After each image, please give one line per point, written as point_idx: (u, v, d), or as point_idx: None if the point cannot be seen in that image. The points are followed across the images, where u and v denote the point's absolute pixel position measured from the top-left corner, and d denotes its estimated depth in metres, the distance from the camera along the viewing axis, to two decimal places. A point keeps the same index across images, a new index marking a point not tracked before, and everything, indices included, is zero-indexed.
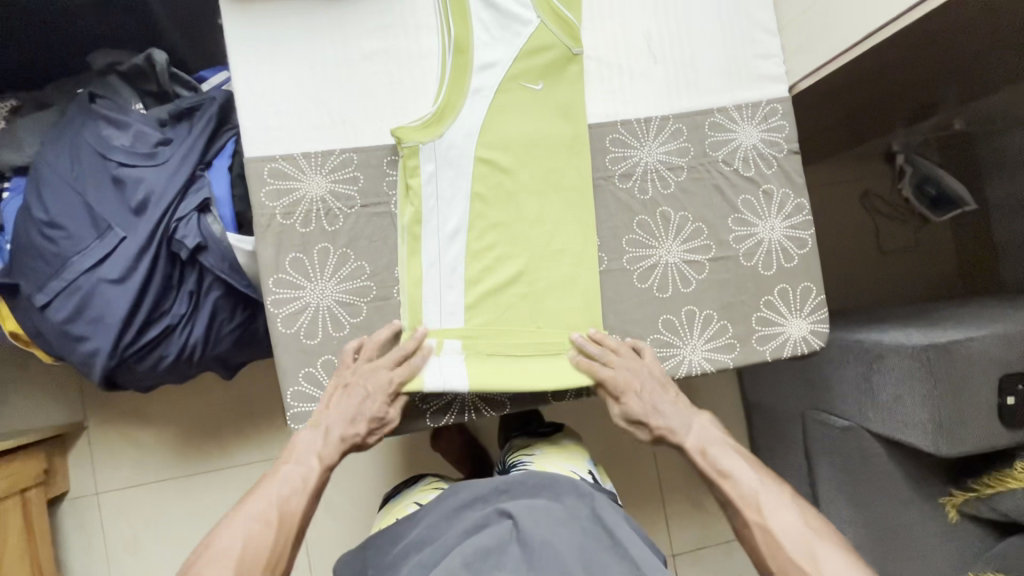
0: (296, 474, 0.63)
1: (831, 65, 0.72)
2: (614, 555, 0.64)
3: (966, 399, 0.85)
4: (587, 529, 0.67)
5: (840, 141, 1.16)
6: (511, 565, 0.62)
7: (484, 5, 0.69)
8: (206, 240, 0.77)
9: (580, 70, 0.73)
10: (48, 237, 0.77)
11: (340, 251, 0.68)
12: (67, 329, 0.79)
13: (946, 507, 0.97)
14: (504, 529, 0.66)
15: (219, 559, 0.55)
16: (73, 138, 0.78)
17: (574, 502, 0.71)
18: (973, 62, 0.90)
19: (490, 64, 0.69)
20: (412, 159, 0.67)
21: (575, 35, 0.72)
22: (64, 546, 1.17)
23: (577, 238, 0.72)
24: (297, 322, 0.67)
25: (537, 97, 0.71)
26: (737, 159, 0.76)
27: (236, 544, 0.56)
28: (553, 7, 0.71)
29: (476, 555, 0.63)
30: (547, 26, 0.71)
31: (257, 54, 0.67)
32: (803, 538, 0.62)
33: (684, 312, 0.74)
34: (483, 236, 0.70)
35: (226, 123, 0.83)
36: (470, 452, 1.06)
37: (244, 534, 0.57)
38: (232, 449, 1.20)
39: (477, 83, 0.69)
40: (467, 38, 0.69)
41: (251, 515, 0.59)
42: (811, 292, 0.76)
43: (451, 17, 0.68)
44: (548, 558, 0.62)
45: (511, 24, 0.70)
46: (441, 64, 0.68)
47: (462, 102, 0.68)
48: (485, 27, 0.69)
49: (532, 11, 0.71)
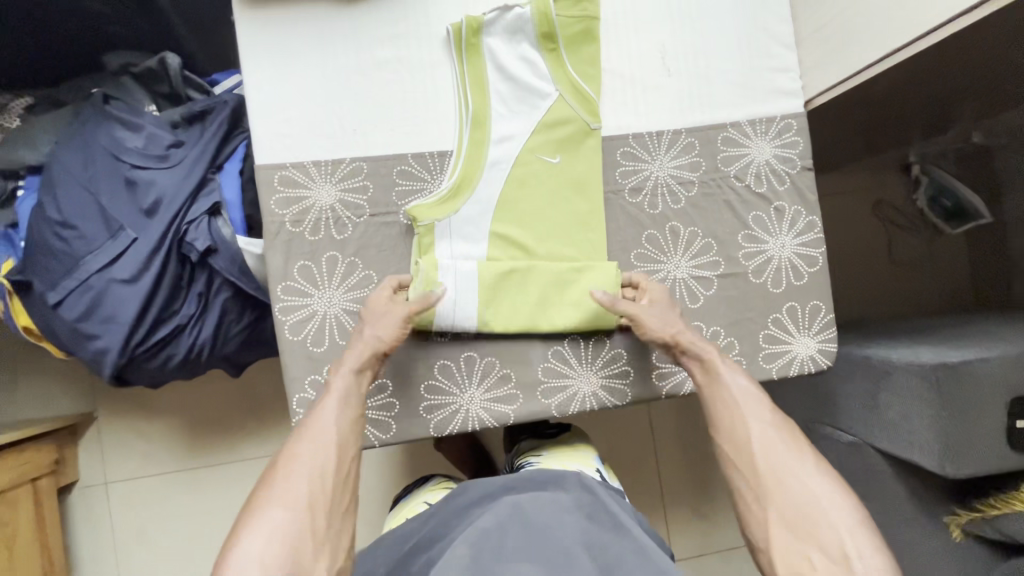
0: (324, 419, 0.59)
1: (853, 81, 0.70)
2: (617, 536, 0.64)
3: (975, 421, 0.84)
4: (592, 516, 0.67)
5: (856, 151, 1.14)
6: (513, 540, 0.61)
7: (503, 77, 0.71)
8: (216, 243, 0.78)
9: (597, 143, 0.72)
10: (60, 236, 0.78)
11: (348, 260, 0.69)
12: (79, 327, 0.80)
13: (951, 526, 0.95)
14: (506, 513, 0.66)
15: (272, 521, 0.51)
16: (87, 138, 0.79)
17: (579, 492, 0.71)
18: (991, 78, 0.88)
19: (508, 136, 0.71)
20: (428, 237, 0.68)
21: (594, 111, 0.72)
22: (73, 533, 1.19)
23: (587, 252, 0.72)
24: (304, 330, 0.68)
25: (553, 169, 0.71)
26: (749, 174, 0.75)
27: (283, 508, 0.52)
28: (573, 82, 0.71)
29: (478, 536, 0.62)
30: (564, 99, 0.71)
31: (270, 61, 0.67)
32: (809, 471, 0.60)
33: (690, 328, 0.73)
34: (492, 245, 0.70)
35: (237, 126, 0.83)
36: (474, 455, 1.07)
37: (296, 477, 0.54)
38: (238, 443, 1.22)
39: (494, 155, 0.70)
40: (485, 111, 0.70)
41: (299, 458, 0.56)
42: (820, 311, 0.75)
43: (470, 88, 0.70)
44: (551, 536, 0.62)
45: (530, 97, 0.71)
46: (459, 135, 0.70)
47: (479, 175, 0.69)
48: (502, 99, 0.71)
49: (551, 83, 0.71)
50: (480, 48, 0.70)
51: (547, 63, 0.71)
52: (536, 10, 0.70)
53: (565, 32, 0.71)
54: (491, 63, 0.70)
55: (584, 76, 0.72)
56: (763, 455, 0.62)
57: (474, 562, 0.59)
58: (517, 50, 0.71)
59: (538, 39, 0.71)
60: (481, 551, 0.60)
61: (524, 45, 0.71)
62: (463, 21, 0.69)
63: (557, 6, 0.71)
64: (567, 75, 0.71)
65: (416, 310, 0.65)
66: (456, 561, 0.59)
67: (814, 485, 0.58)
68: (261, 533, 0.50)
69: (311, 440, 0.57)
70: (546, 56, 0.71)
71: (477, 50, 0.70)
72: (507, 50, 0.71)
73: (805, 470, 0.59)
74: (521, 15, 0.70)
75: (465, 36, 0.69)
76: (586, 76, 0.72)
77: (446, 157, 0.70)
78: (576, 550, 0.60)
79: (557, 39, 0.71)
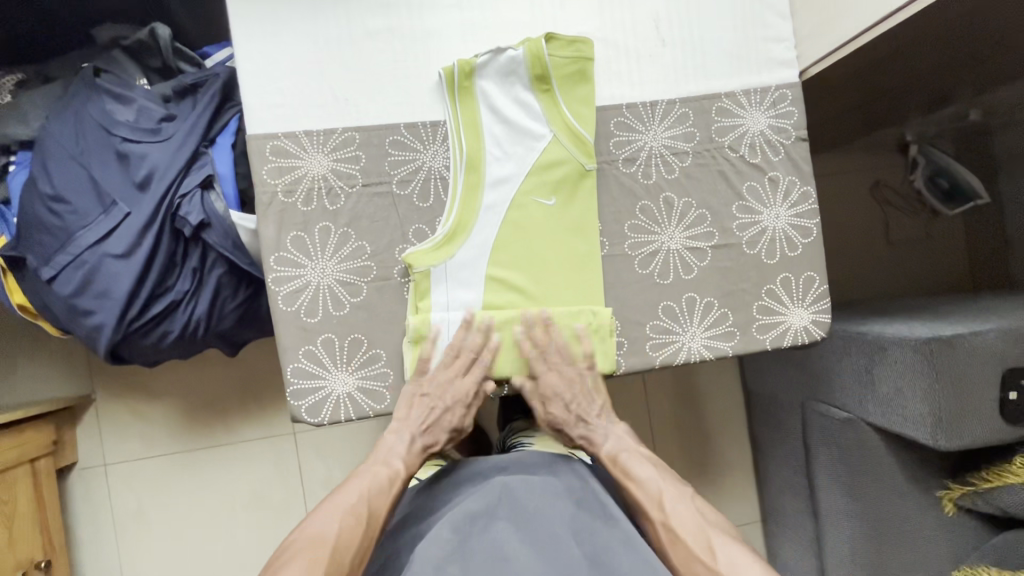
0: (380, 476, 0.68)
1: (858, 41, 0.68)
2: (606, 524, 0.64)
3: (967, 394, 0.84)
4: (582, 501, 0.67)
5: (853, 127, 1.14)
6: (500, 527, 0.63)
7: (498, 119, 0.71)
8: (209, 218, 0.78)
9: (593, 184, 0.72)
10: (53, 211, 0.77)
11: (340, 230, 0.68)
12: (73, 303, 0.80)
13: (943, 501, 0.98)
14: (495, 496, 0.66)
15: (307, 549, 0.59)
16: (78, 112, 0.79)
17: (570, 478, 0.70)
18: (989, 51, 0.88)
19: (504, 178, 0.71)
20: (424, 282, 0.69)
21: (589, 152, 0.71)
22: (72, 514, 1.20)
23: (580, 222, 0.72)
24: (298, 300, 0.68)
25: (549, 212, 0.71)
26: (744, 145, 0.75)
27: (323, 538, 0.60)
28: (568, 121, 0.71)
29: (465, 520, 0.63)
30: (558, 140, 0.71)
31: (260, 30, 0.66)
32: (704, 534, 0.66)
33: (684, 299, 0.73)
34: (484, 217, 0.70)
35: (229, 100, 0.82)
36: (469, 432, 1.07)
37: (338, 525, 0.62)
38: (236, 424, 1.22)
39: (490, 199, 0.70)
40: (479, 152, 0.70)
41: (342, 509, 0.64)
42: (814, 282, 0.75)
43: (465, 130, 0.69)
44: (539, 525, 0.63)
45: (524, 138, 0.71)
46: (453, 180, 0.70)
47: (474, 219, 0.70)
48: (496, 140, 0.71)
49: (545, 124, 0.71)
50: (473, 91, 0.69)
51: (542, 105, 0.71)
52: (529, 51, 0.69)
53: (559, 72, 0.70)
54: (485, 107, 0.70)
55: (578, 115, 0.71)
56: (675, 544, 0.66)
57: (458, 545, 0.61)
58: (511, 92, 0.71)
59: (531, 81, 0.71)
60: (467, 535, 0.62)
61: (517, 89, 0.71)
62: (455, 65, 0.68)
63: (551, 47, 0.70)
64: (561, 115, 0.71)
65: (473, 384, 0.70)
66: (440, 541, 0.61)
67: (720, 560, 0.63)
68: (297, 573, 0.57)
69: (363, 486, 0.67)
70: (541, 97, 0.71)
71: (470, 93, 0.69)
72: (501, 92, 0.70)
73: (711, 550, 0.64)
74: (513, 58, 0.69)
75: (458, 78, 0.68)
76: (580, 116, 0.71)
77: (440, 205, 0.70)
78: (565, 540, 0.62)
79: (551, 81, 0.70)
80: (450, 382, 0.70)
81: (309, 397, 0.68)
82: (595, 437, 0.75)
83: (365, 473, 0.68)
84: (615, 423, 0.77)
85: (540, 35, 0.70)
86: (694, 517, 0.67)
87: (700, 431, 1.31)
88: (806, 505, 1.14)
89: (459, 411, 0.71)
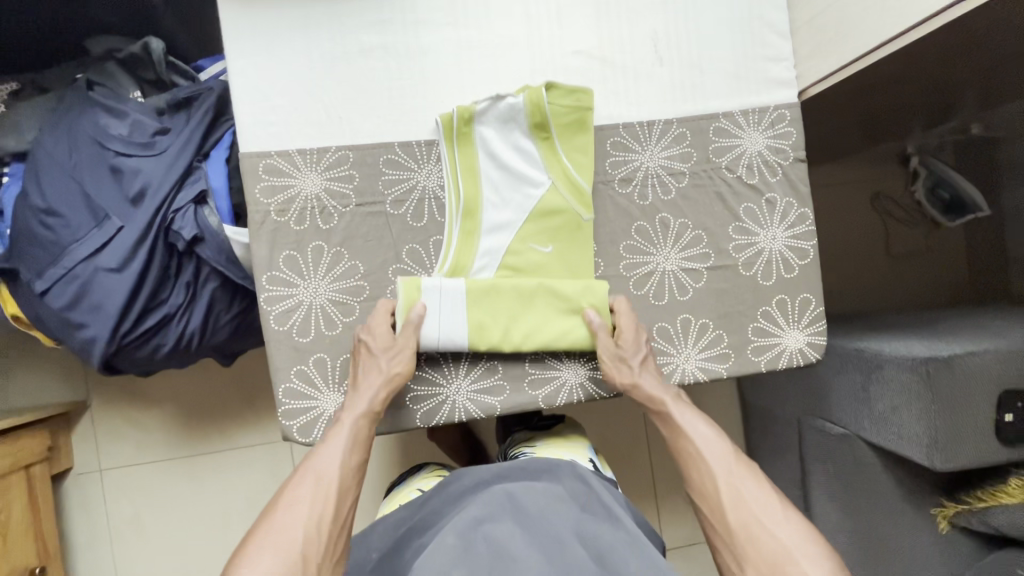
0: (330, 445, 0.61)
1: (860, 62, 0.67)
2: (612, 528, 0.64)
3: (964, 415, 0.84)
4: (587, 507, 0.67)
5: (852, 142, 1.13)
6: (505, 531, 0.61)
7: (495, 165, 0.70)
8: (203, 232, 0.78)
9: (591, 236, 0.71)
10: (46, 225, 0.77)
11: (333, 250, 0.68)
12: (66, 316, 0.79)
13: (937, 518, 0.97)
14: (499, 502, 0.65)
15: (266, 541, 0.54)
16: (71, 126, 0.78)
17: (573, 483, 0.71)
18: (991, 69, 0.87)
19: (500, 225, 0.70)
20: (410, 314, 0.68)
21: (586, 202, 0.71)
22: (67, 519, 1.20)
23: (575, 272, 0.71)
24: (290, 320, 0.67)
25: (545, 259, 0.71)
26: (742, 166, 0.74)
27: (280, 527, 0.54)
28: (566, 170, 0.70)
29: (469, 525, 0.62)
30: (557, 188, 0.71)
31: (252, 47, 0.66)
32: (767, 502, 0.60)
33: (679, 320, 0.73)
34: (480, 264, 0.70)
35: (223, 114, 0.82)
36: (465, 444, 1.07)
37: (293, 508, 0.56)
38: (231, 432, 1.22)
39: (486, 245, 0.70)
40: (476, 200, 0.70)
41: (298, 489, 0.57)
42: (810, 304, 0.75)
43: (460, 175, 0.69)
44: (543, 529, 0.61)
45: (521, 184, 0.71)
46: (448, 230, 0.70)
47: (471, 264, 0.70)
48: (494, 186, 0.71)
49: (544, 172, 0.71)
50: (472, 136, 0.69)
51: (540, 152, 0.71)
52: (529, 99, 0.68)
53: (557, 121, 0.69)
54: (483, 152, 0.70)
55: (575, 164, 0.70)
56: (738, 519, 0.60)
57: (463, 551, 0.59)
58: (510, 138, 0.71)
59: (530, 128, 0.70)
60: (470, 540, 0.60)
61: (511, 116, 0.71)
62: (453, 111, 0.68)
63: (551, 95, 0.69)
64: (561, 164, 0.70)
65: (409, 332, 0.66)
66: (446, 549, 0.59)
67: (782, 532, 0.58)
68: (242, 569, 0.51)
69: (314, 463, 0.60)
70: (539, 145, 0.70)
71: (468, 139, 0.69)
72: (499, 138, 0.70)
73: (772, 519, 0.59)
74: (513, 105, 0.69)
75: (456, 125, 0.68)
76: (578, 166, 0.70)
77: (435, 224, 0.70)
78: (571, 542, 0.60)
79: (551, 129, 0.69)
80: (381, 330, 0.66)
81: (300, 416, 0.68)
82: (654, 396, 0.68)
83: (320, 448, 0.61)
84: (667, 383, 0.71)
85: (541, 83, 0.69)
86: (752, 491, 0.61)
87: None
88: None
89: (392, 355, 0.65)
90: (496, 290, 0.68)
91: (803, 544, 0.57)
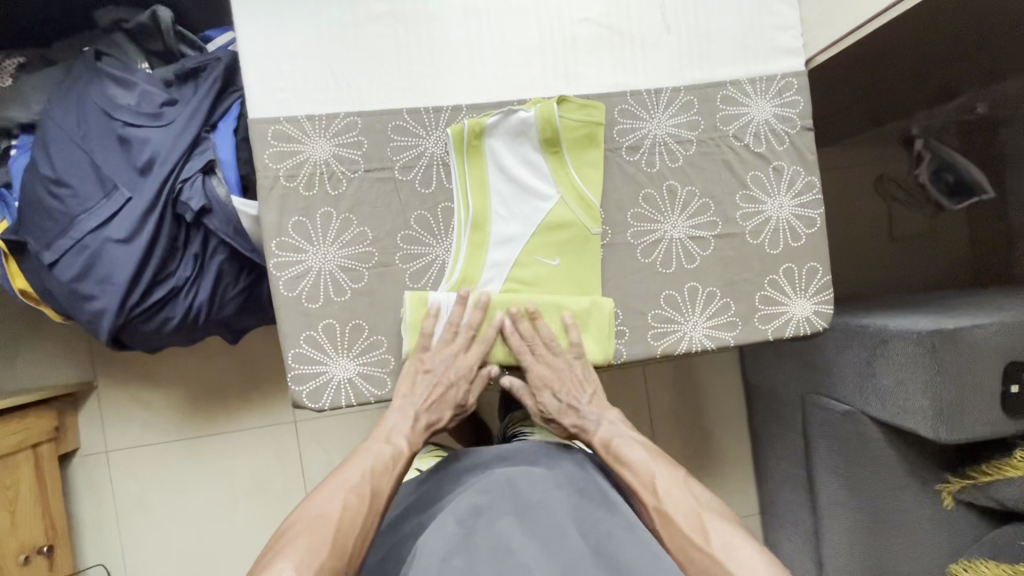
0: (383, 454, 0.67)
1: (869, 26, 0.67)
2: (608, 513, 0.63)
3: (969, 386, 0.84)
4: (584, 491, 0.66)
5: (858, 120, 1.13)
6: (504, 521, 0.62)
7: (505, 177, 0.71)
8: (211, 203, 0.78)
9: (597, 251, 0.72)
10: (55, 195, 0.77)
11: (342, 216, 0.68)
12: (75, 287, 0.80)
13: (942, 493, 0.98)
14: (499, 488, 0.65)
15: (309, 529, 0.58)
16: (80, 96, 0.78)
17: (570, 468, 0.69)
18: (995, 43, 0.87)
19: (509, 238, 0.70)
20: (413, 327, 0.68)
21: (595, 217, 0.71)
22: (74, 500, 1.20)
23: (582, 286, 0.71)
24: (299, 286, 0.67)
25: (552, 272, 0.71)
26: (748, 134, 0.74)
27: (325, 519, 0.59)
28: (576, 185, 0.71)
29: (469, 512, 0.63)
30: (565, 202, 0.71)
31: (261, 12, 0.66)
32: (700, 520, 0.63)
33: (686, 288, 0.73)
34: (488, 275, 0.70)
35: (231, 85, 0.82)
36: (469, 422, 1.07)
37: (341, 505, 0.60)
38: (236, 413, 1.23)
39: (494, 256, 0.70)
40: (485, 213, 0.70)
41: (347, 487, 0.62)
42: (817, 272, 0.75)
43: (470, 190, 0.70)
44: (543, 518, 0.62)
45: (530, 198, 0.71)
46: (457, 241, 0.70)
47: (479, 274, 0.70)
48: (502, 200, 0.71)
49: (553, 185, 0.71)
50: (482, 149, 0.69)
51: (549, 165, 0.71)
52: (541, 114, 0.69)
53: (569, 135, 0.70)
54: (493, 164, 0.70)
55: (585, 181, 0.71)
56: (674, 543, 0.63)
57: (462, 540, 0.60)
58: (520, 151, 0.71)
59: (541, 143, 0.70)
60: (471, 529, 0.61)
61: (519, 88, 0.71)
62: (464, 124, 0.68)
63: (563, 109, 0.69)
64: (570, 179, 0.71)
65: (475, 355, 0.70)
66: (445, 535, 0.61)
67: (718, 550, 0.61)
68: (292, 552, 0.56)
69: (364, 466, 0.65)
70: (548, 159, 0.71)
71: (479, 151, 0.69)
72: (510, 151, 0.70)
73: (707, 539, 0.62)
74: (525, 120, 0.69)
75: (467, 138, 0.68)
76: (587, 179, 0.71)
77: (443, 191, 0.70)
78: (568, 529, 0.61)
79: (560, 144, 0.70)
80: (453, 356, 0.70)
81: (310, 381, 0.68)
82: (588, 425, 0.73)
83: (370, 456, 0.66)
84: (607, 408, 0.74)
85: (553, 97, 0.70)
86: (686, 513, 0.64)
87: (700, 424, 1.31)
88: (805, 499, 1.14)
89: (463, 386, 0.70)
90: (505, 305, 0.69)
91: (739, 558, 0.60)
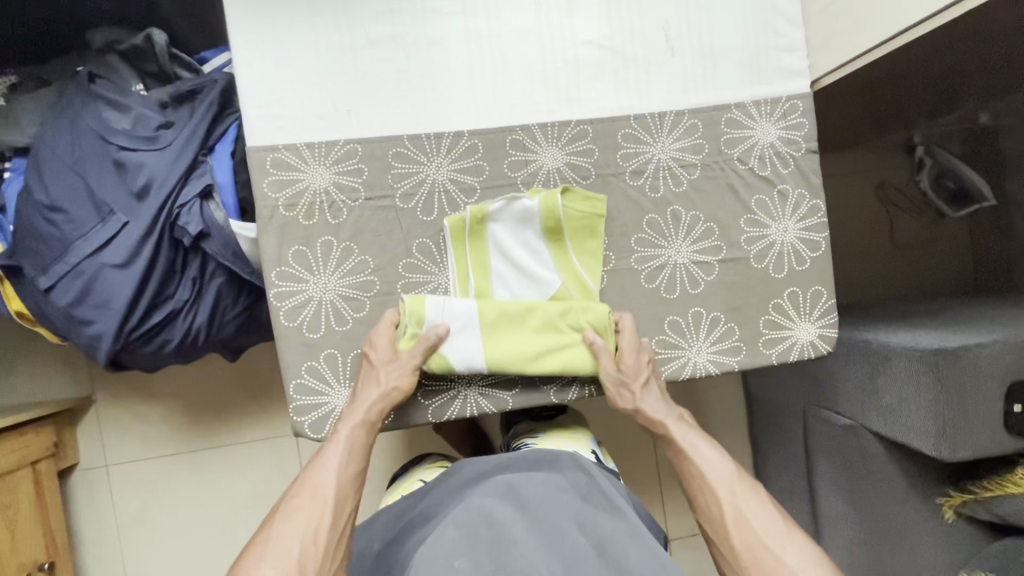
0: (332, 453, 0.61)
1: (880, 49, 0.66)
2: (612, 516, 0.62)
3: (973, 405, 0.84)
4: (587, 495, 0.65)
5: (861, 130, 1.12)
6: (504, 523, 0.59)
7: (506, 262, 0.70)
8: (209, 228, 0.77)
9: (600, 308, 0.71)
10: (50, 221, 0.76)
11: (343, 245, 0.67)
12: (72, 312, 0.78)
13: (943, 506, 0.97)
14: (501, 494, 0.63)
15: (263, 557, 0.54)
16: (73, 119, 0.77)
17: (574, 473, 0.69)
18: (1000, 59, 0.86)
19: None
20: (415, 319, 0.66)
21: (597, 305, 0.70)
22: (75, 515, 1.20)
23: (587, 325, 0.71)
24: (300, 316, 0.67)
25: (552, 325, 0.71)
26: (754, 157, 0.73)
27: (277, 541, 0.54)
28: (578, 273, 0.70)
29: (471, 518, 0.60)
30: (567, 290, 0.70)
31: (259, 38, 0.64)
32: (771, 521, 0.60)
33: (690, 314, 0.72)
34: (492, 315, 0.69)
35: (227, 107, 0.81)
36: (472, 434, 1.07)
37: (294, 522, 0.56)
38: (239, 427, 1.22)
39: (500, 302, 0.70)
40: (486, 292, 0.69)
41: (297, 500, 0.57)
42: (822, 296, 0.74)
43: (471, 269, 0.69)
44: (544, 522, 0.60)
45: (531, 285, 0.70)
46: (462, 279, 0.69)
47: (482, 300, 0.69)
48: (505, 282, 0.70)
49: (555, 274, 0.70)
50: (484, 235, 0.69)
51: (551, 254, 0.70)
52: (546, 204, 0.68)
53: (571, 225, 0.69)
54: (495, 250, 0.69)
55: (586, 268, 0.70)
56: (742, 541, 0.59)
57: (464, 542, 0.57)
58: (521, 237, 0.69)
59: (543, 231, 0.69)
60: (472, 534, 0.58)
61: (521, 114, 0.70)
62: (467, 211, 0.68)
63: (566, 199, 0.69)
64: (571, 265, 0.70)
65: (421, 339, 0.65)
66: (446, 540, 0.57)
67: (788, 555, 0.57)
68: None
69: (313, 473, 0.60)
70: (551, 247, 0.70)
71: (480, 236, 0.69)
72: (511, 237, 0.69)
73: (778, 542, 0.58)
74: (527, 208, 0.68)
75: (469, 224, 0.68)
76: (590, 271, 0.70)
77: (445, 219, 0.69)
78: (570, 534, 0.59)
79: (564, 234, 0.69)
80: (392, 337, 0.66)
81: (312, 412, 0.67)
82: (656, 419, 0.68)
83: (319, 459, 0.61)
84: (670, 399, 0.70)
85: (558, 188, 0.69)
86: (755, 509, 0.61)
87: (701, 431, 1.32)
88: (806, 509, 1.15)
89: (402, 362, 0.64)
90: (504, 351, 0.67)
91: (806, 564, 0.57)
